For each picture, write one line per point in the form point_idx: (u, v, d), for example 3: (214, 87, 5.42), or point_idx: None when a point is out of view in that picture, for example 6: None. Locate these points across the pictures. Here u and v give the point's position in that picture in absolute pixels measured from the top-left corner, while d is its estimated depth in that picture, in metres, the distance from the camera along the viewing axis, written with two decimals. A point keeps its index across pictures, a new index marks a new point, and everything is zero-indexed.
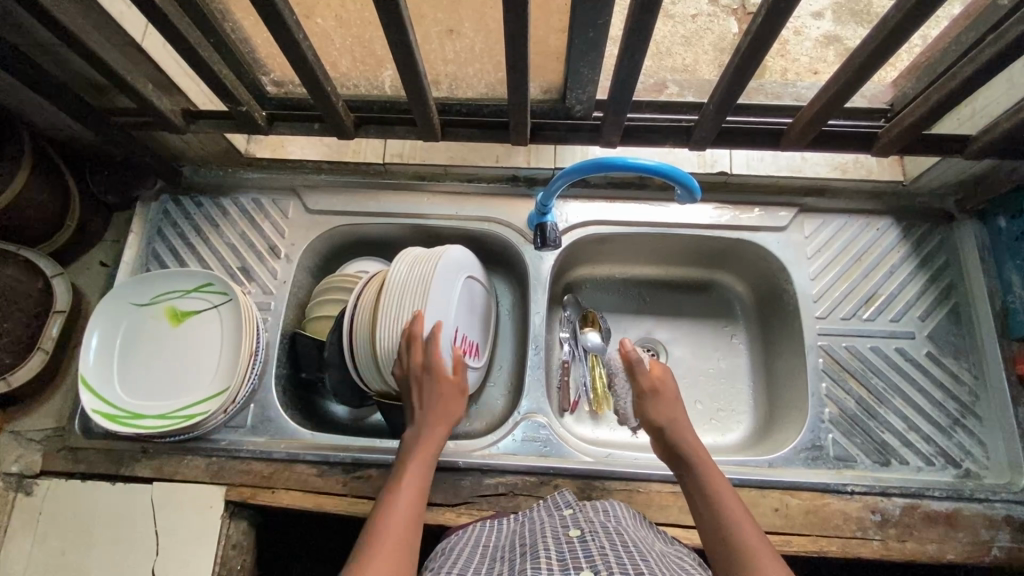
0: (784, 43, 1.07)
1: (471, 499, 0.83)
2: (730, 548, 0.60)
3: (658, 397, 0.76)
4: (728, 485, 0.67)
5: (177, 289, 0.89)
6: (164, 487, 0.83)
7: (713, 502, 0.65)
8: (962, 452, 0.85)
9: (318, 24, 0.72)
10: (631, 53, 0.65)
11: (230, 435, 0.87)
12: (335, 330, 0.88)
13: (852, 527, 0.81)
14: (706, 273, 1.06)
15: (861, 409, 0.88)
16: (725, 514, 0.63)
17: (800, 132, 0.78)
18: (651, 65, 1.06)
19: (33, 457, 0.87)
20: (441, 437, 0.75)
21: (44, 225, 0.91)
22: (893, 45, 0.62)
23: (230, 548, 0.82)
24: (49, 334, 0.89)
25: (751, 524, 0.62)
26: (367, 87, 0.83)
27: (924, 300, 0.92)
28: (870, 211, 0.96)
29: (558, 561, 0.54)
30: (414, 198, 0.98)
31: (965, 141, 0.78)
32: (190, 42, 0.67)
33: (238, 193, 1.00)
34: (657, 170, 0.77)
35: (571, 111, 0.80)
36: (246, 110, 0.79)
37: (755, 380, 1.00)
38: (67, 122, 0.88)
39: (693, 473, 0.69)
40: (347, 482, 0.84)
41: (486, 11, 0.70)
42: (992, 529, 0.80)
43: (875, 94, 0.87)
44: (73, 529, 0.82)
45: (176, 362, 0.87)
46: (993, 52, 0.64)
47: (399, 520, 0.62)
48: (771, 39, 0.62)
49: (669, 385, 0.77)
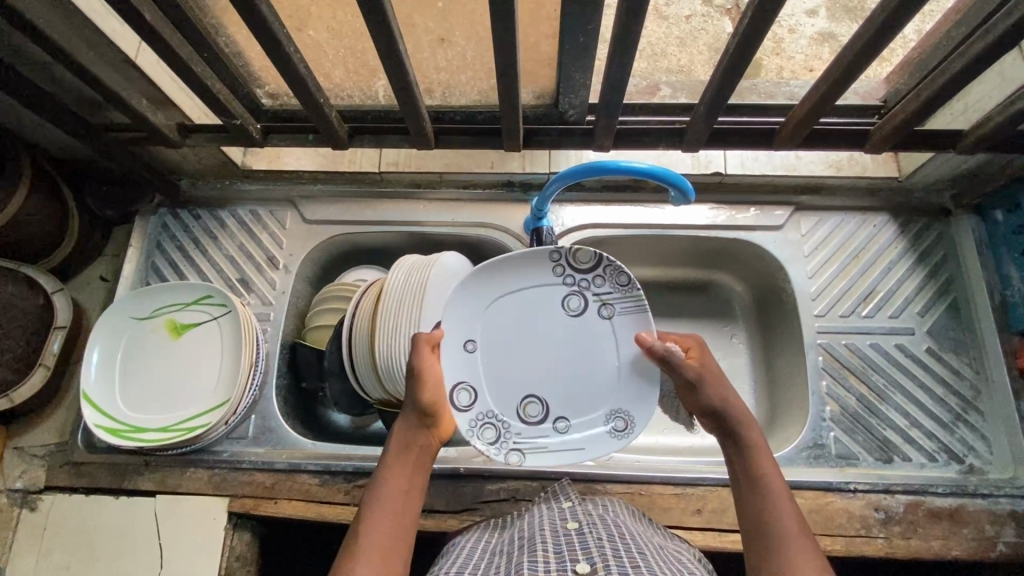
0: (779, 43, 1.08)
1: (473, 506, 0.83)
2: (768, 535, 0.56)
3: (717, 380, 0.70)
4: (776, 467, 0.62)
5: (177, 302, 0.90)
6: (166, 500, 0.84)
7: (755, 480, 0.60)
8: (964, 447, 0.85)
9: (310, 36, 0.73)
10: (620, 58, 0.66)
11: (232, 446, 0.87)
12: (334, 338, 0.89)
13: (856, 525, 0.80)
14: (704, 275, 1.05)
15: (863, 406, 0.88)
16: (767, 490, 0.59)
17: (792, 131, 0.78)
18: (646, 67, 1.06)
19: (37, 472, 0.88)
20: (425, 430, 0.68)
21: (44, 241, 0.91)
22: (881, 41, 0.62)
23: (234, 560, 0.82)
24: (50, 350, 0.89)
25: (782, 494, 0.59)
26: (361, 97, 0.83)
27: (922, 296, 0.92)
28: (866, 207, 0.96)
29: (555, 554, 0.54)
30: (411, 206, 0.98)
31: (958, 137, 0.78)
32: (183, 58, 0.68)
33: (235, 205, 1.00)
34: (650, 172, 0.77)
35: (564, 116, 0.81)
36: (239, 123, 0.79)
37: (756, 382, 1.00)
38: (64, 138, 0.88)
39: (746, 456, 0.63)
40: (348, 491, 0.84)
41: (477, 19, 0.70)
42: (997, 524, 0.80)
43: (868, 90, 0.87)
44: (77, 544, 0.83)
45: (177, 375, 0.87)
46: (982, 47, 0.64)
47: (384, 524, 0.58)
48: (759, 39, 0.63)
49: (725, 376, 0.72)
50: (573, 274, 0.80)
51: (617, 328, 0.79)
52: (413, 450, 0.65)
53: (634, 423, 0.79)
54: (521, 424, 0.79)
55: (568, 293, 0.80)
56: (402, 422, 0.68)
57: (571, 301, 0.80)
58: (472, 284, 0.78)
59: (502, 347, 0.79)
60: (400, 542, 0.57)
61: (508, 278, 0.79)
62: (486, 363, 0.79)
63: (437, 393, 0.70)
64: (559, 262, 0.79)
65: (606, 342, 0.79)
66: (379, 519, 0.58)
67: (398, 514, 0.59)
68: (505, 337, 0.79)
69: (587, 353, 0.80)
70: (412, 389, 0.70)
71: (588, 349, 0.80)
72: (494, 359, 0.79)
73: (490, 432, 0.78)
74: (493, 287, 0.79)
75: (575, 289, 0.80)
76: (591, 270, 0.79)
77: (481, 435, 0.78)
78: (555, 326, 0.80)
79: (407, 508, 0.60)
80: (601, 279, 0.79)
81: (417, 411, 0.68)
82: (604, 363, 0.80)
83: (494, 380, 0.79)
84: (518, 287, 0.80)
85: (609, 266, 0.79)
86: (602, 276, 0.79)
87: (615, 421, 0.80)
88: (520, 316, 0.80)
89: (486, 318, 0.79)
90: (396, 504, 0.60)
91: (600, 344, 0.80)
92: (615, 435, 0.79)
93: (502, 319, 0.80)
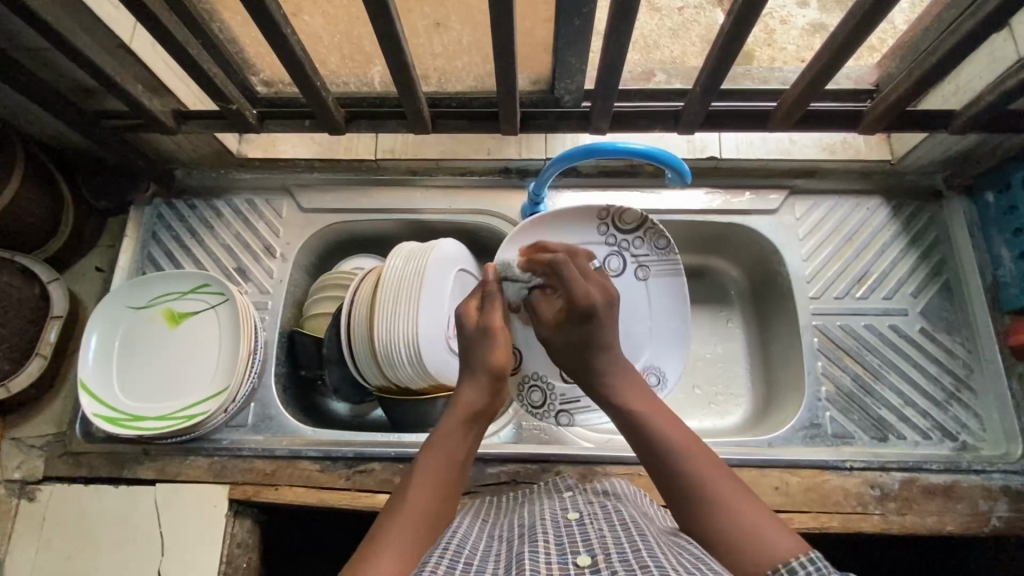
0: (770, 33, 1.08)
1: (474, 489, 0.83)
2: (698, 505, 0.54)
3: (582, 344, 0.68)
4: (682, 432, 0.60)
5: (175, 291, 0.89)
6: (167, 488, 0.84)
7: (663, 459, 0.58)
8: (958, 425, 0.86)
9: (307, 21, 0.73)
10: (615, 40, 0.66)
11: (231, 434, 0.87)
12: (333, 325, 0.90)
13: (852, 503, 0.81)
14: (701, 260, 1.06)
15: (858, 385, 0.89)
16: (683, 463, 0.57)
17: (786, 112, 0.78)
18: (639, 58, 1.07)
19: (34, 463, 0.87)
20: (485, 395, 0.67)
21: (38, 230, 0.90)
22: (873, 22, 0.63)
23: (235, 546, 0.82)
24: (46, 339, 0.89)
25: (694, 437, 0.60)
26: (356, 84, 0.83)
27: (914, 277, 0.93)
28: (859, 191, 0.97)
29: (556, 545, 0.55)
30: (408, 194, 0.98)
31: (950, 116, 0.79)
32: (179, 42, 0.67)
33: (230, 194, 1.00)
34: (645, 154, 0.78)
35: (560, 101, 0.81)
36: (236, 108, 0.79)
37: (752, 365, 1.01)
38: (59, 127, 0.88)
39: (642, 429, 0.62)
40: (348, 476, 0.84)
41: (473, 4, 0.71)
42: (990, 500, 0.81)
43: (861, 75, 0.88)
44: (77, 534, 0.83)
45: (175, 364, 0.87)
46: (973, 24, 0.65)
47: (431, 491, 0.58)
48: (751, 21, 0.63)
49: (609, 320, 0.69)
50: (615, 233, 0.87)
51: (651, 290, 0.88)
52: (473, 417, 0.65)
53: (667, 378, 0.87)
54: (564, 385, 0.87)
55: (610, 252, 0.88)
56: (469, 381, 0.68)
57: (611, 259, 0.88)
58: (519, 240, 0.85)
59: None
60: (443, 505, 0.58)
61: (556, 236, 0.87)
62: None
63: (506, 355, 0.70)
64: (605, 224, 0.87)
65: (641, 303, 0.88)
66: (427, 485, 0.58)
67: (453, 469, 0.61)
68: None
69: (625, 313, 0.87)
70: (481, 350, 0.69)
71: (627, 309, 0.87)
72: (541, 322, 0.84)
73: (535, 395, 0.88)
74: (537, 246, 0.86)
75: (614, 248, 0.87)
76: (633, 230, 0.87)
77: (527, 396, 0.88)
78: None
79: (456, 478, 0.61)
80: (640, 240, 0.87)
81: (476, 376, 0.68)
82: (638, 318, 0.88)
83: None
84: (571, 243, 0.87)
85: (651, 229, 0.86)
86: (641, 239, 0.87)
87: (649, 376, 0.87)
88: None
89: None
90: (450, 466, 0.61)
91: (636, 306, 0.88)
92: (649, 387, 0.87)
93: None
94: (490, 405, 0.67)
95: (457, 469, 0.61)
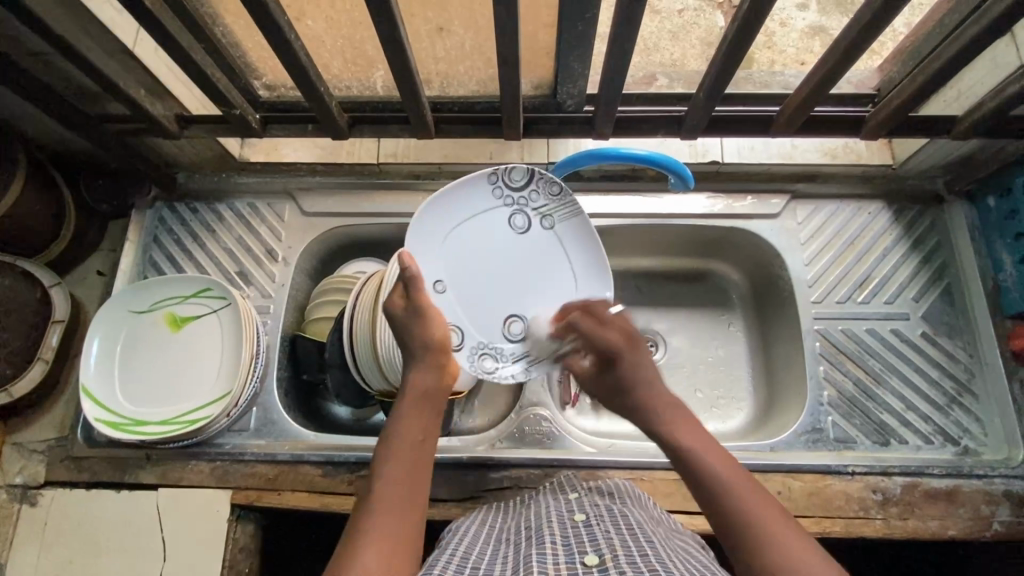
0: (770, 36, 1.08)
1: (477, 493, 0.83)
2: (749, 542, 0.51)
3: (620, 385, 0.67)
4: (731, 467, 0.57)
5: (176, 295, 0.89)
6: (169, 493, 0.83)
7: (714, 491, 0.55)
8: (960, 430, 0.87)
9: (310, 26, 0.72)
10: (619, 46, 0.66)
11: (234, 438, 0.87)
12: (335, 330, 0.89)
13: (855, 507, 0.81)
14: (703, 264, 1.06)
15: (859, 390, 0.89)
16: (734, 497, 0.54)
17: (790, 117, 0.78)
18: (640, 60, 1.06)
19: (36, 468, 0.87)
20: (435, 375, 0.65)
21: (40, 234, 0.90)
22: (877, 29, 0.63)
23: (238, 551, 0.82)
24: (48, 343, 0.89)
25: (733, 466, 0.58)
26: (359, 88, 0.83)
27: (916, 282, 0.93)
28: (861, 195, 0.97)
29: (563, 546, 0.54)
30: (410, 198, 0.98)
31: (953, 122, 0.79)
32: (183, 47, 0.67)
33: (232, 198, 1.00)
34: (648, 159, 0.78)
35: (563, 106, 0.81)
36: (239, 113, 0.79)
37: (753, 369, 1.01)
38: (60, 131, 0.88)
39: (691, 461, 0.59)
40: (351, 481, 0.84)
41: (476, 9, 0.71)
42: (992, 504, 0.81)
43: (862, 79, 0.89)
44: (79, 539, 0.82)
45: (176, 369, 0.87)
46: (977, 31, 0.65)
47: (397, 487, 0.56)
48: (755, 28, 0.64)
49: (637, 360, 0.67)
50: (509, 192, 0.75)
51: (560, 233, 0.75)
52: (427, 400, 0.64)
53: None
54: (511, 344, 0.75)
55: (510, 212, 0.75)
56: (416, 365, 0.66)
57: (514, 218, 0.75)
58: (421, 227, 0.72)
59: (469, 277, 0.74)
60: (413, 495, 0.56)
61: (454, 209, 0.73)
62: (463, 302, 0.73)
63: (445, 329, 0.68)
64: (496, 184, 0.74)
65: (552, 249, 0.75)
66: (393, 483, 0.56)
67: (414, 457, 0.59)
68: (476, 257, 0.74)
69: (539, 263, 0.75)
70: (419, 331, 0.66)
71: (541, 263, 0.75)
72: (467, 292, 0.73)
73: (488, 362, 0.74)
74: (442, 223, 0.73)
75: (514, 207, 0.75)
76: (525, 185, 0.75)
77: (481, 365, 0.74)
78: (500, 241, 0.75)
79: (420, 467, 0.59)
80: (538, 192, 0.75)
81: (423, 360, 0.66)
82: (556, 264, 0.75)
83: (474, 308, 0.73)
84: (466, 210, 0.74)
85: (542, 177, 0.74)
86: (536, 189, 0.75)
87: None
88: (478, 244, 0.74)
89: (450, 258, 0.73)
90: (414, 452, 0.60)
91: (552, 258, 0.75)
92: None
93: (463, 251, 0.74)
94: (442, 383, 0.66)
95: (419, 457, 0.60)
